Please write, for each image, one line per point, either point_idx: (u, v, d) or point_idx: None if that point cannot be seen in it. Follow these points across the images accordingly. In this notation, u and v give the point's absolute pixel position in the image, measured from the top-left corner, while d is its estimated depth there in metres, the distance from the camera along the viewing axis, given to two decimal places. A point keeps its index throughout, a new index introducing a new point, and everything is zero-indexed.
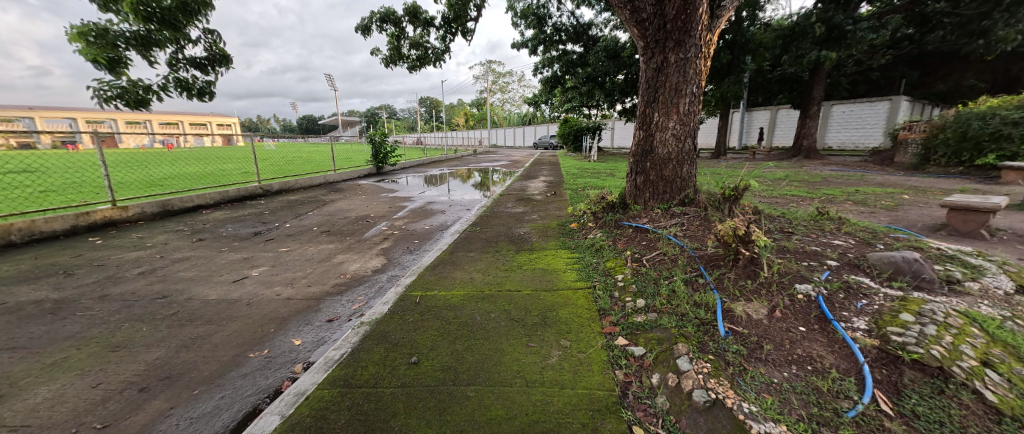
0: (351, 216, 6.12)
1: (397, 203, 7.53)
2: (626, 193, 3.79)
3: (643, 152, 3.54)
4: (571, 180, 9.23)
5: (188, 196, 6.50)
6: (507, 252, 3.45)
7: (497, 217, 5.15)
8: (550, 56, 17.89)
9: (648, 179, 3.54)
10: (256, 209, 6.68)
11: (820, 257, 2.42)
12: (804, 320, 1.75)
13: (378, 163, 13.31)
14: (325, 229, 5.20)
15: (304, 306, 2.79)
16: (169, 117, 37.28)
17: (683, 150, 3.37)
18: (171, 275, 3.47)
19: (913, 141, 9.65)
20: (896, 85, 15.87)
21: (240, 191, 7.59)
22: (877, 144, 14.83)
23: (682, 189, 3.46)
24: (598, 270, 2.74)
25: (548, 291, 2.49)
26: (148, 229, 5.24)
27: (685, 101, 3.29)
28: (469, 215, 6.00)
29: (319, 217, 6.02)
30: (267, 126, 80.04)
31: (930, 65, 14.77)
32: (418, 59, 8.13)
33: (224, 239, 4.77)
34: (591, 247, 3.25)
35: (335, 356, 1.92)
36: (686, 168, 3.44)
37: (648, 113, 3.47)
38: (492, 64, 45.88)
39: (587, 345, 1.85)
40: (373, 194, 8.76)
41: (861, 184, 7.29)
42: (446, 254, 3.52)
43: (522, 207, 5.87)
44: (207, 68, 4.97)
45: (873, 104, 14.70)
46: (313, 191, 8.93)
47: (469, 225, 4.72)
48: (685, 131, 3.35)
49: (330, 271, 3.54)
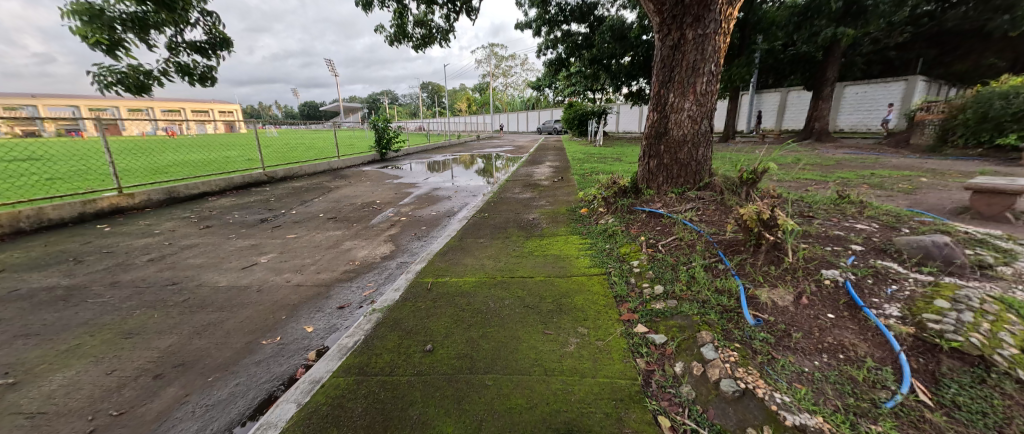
0: (357, 202, 6.08)
1: (403, 189, 7.47)
2: (638, 178, 3.70)
3: (657, 134, 3.42)
4: (578, 165, 9.11)
5: (194, 183, 6.47)
6: (518, 238, 3.39)
7: (504, 203, 5.08)
8: (554, 38, 17.40)
9: (662, 163, 3.44)
10: (262, 196, 6.65)
11: (845, 242, 2.35)
12: (834, 306, 1.69)
13: (382, 149, 13.22)
14: (332, 216, 5.16)
15: (315, 292, 2.77)
16: (173, 105, 37.28)
17: (699, 131, 3.26)
18: (180, 262, 3.45)
19: (930, 122, 9.39)
20: (913, 64, 15.40)
21: (245, 178, 7.56)
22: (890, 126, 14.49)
23: (697, 172, 3.37)
24: (613, 256, 2.66)
25: (562, 277, 2.44)
26: (155, 216, 5.23)
27: (702, 80, 3.16)
28: (475, 201, 5.94)
29: (325, 204, 5.98)
30: (269, 112, 79.67)
31: (949, 43, 14.26)
32: (422, 37, 7.97)
33: (231, 226, 4.75)
34: (604, 232, 3.18)
35: (349, 344, 1.89)
36: (701, 151, 3.33)
37: (663, 94, 3.34)
38: (494, 47, 45.09)
39: (606, 332, 1.80)
40: (378, 181, 8.71)
41: (875, 167, 7.13)
42: (455, 241, 3.47)
43: (529, 192, 5.80)
44: (208, 52, 4.86)
45: (887, 85, 14.37)
46: (318, 178, 8.88)
47: (477, 211, 4.66)
48: (702, 112, 3.24)
49: (338, 258, 3.50)
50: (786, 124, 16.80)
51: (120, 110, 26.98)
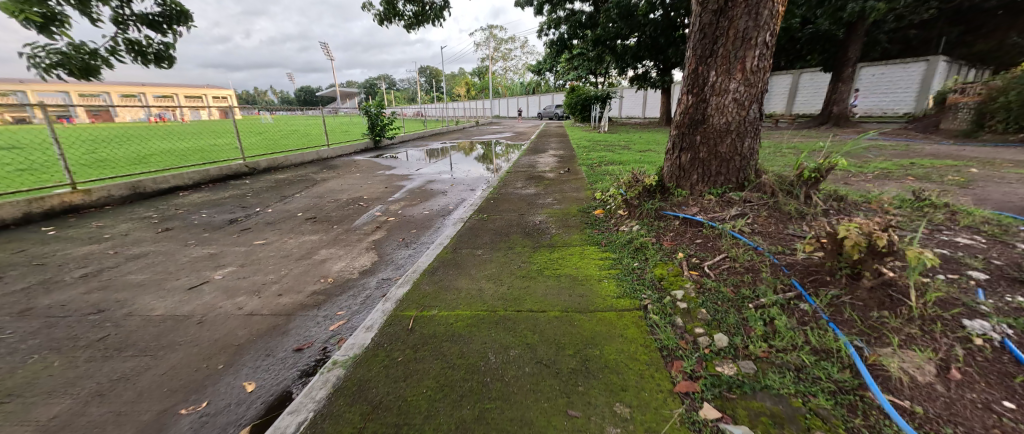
0: (342, 198, 5.46)
1: (394, 182, 6.85)
2: (664, 175, 3.12)
3: (691, 122, 2.82)
4: (584, 154, 8.49)
5: (163, 176, 5.86)
6: (523, 250, 2.81)
7: (505, 200, 4.47)
8: (557, 16, 17.54)
9: (697, 158, 2.83)
10: (239, 191, 6.04)
11: (961, 268, 1.77)
12: (1010, 388, 1.11)
13: (376, 136, 12.52)
14: (311, 216, 4.56)
15: (269, 326, 2.19)
16: (166, 90, 36.42)
17: (746, 119, 2.65)
18: (118, 279, 2.87)
19: (965, 105, 8.86)
20: (935, 44, 14.58)
21: (222, 170, 6.94)
22: (908, 110, 13.72)
23: (741, 169, 2.77)
24: (646, 281, 2.07)
25: (582, 313, 1.86)
26: (112, 216, 4.63)
27: (753, 54, 2.54)
28: (473, 197, 5.33)
29: (307, 200, 5.37)
30: (265, 98, 77.97)
31: (975, 20, 13.43)
32: (414, 16, 7.26)
33: (194, 228, 4.15)
34: (629, 244, 2.60)
35: (287, 428, 1.32)
36: (747, 143, 2.73)
37: (701, 72, 2.72)
38: (493, 29, 43.72)
39: (659, 416, 1.23)
40: (369, 172, 8.08)
41: (911, 156, 6.53)
42: (448, 253, 2.88)
43: (533, 187, 5.18)
44: (163, 26, 4.20)
45: (907, 66, 13.58)
46: (304, 168, 8.25)
47: (475, 211, 4.05)
48: (752, 94, 2.62)
49: (308, 273, 2.92)
50: (798, 109, 15.98)
51: (109, 97, 26.19)
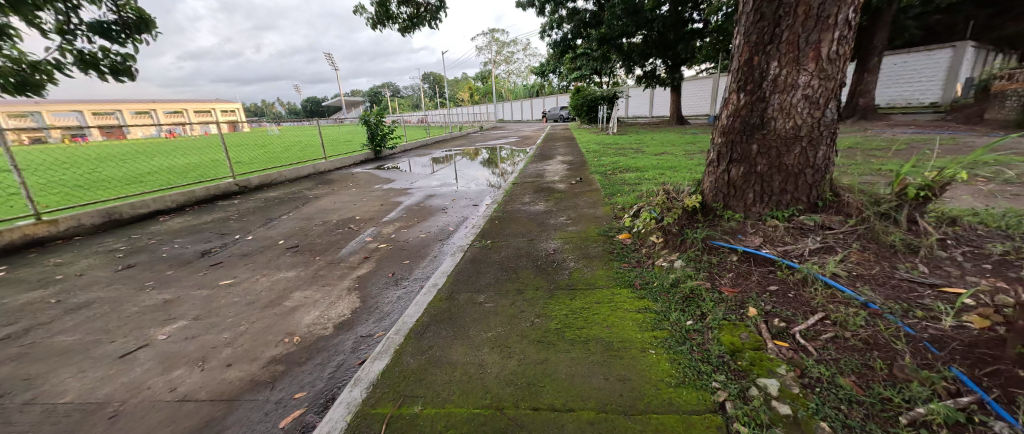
0: (332, 220, 4.93)
1: (391, 197, 6.32)
2: (707, 193, 2.54)
3: (745, 126, 2.26)
4: (595, 160, 7.91)
5: (142, 201, 5.41)
6: (536, 295, 2.24)
7: (513, 221, 3.90)
8: (560, 16, 17.11)
9: (753, 172, 2.26)
10: (224, 213, 5.56)
11: None
12: None
13: (376, 146, 12.06)
14: (294, 244, 4.03)
15: (202, 422, 1.62)
16: (174, 106, 36.77)
17: (820, 122, 2.08)
18: (44, 340, 2.34)
19: (1014, 92, 8.10)
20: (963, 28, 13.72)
21: (209, 190, 6.49)
22: (934, 99, 12.86)
23: (813, 185, 2.19)
24: (712, 356, 1.47)
25: (628, 417, 1.27)
26: (77, 250, 4.14)
27: (830, 37, 1.98)
28: (476, 214, 4.80)
29: (294, 223, 4.86)
30: (272, 110, 78.96)
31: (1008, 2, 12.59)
32: (409, 18, 6.78)
33: (160, 263, 3.62)
34: (674, 289, 2.01)
35: None
36: (821, 152, 2.14)
37: (759, 64, 2.15)
38: (494, 34, 43.43)
39: None
40: (365, 186, 7.57)
41: (965, 153, 5.85)
42: (443, 299, 2.32)
43: (543, 202, 4.60)
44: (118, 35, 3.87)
45: (932, 53, 12.73)
46: (298, 184, 7.79)
47: (478, 237, 3.50)
48: (828, 89, 2.05)
49: (274, 327, 2.37)
50: None
51: (120, 116, 26.62)
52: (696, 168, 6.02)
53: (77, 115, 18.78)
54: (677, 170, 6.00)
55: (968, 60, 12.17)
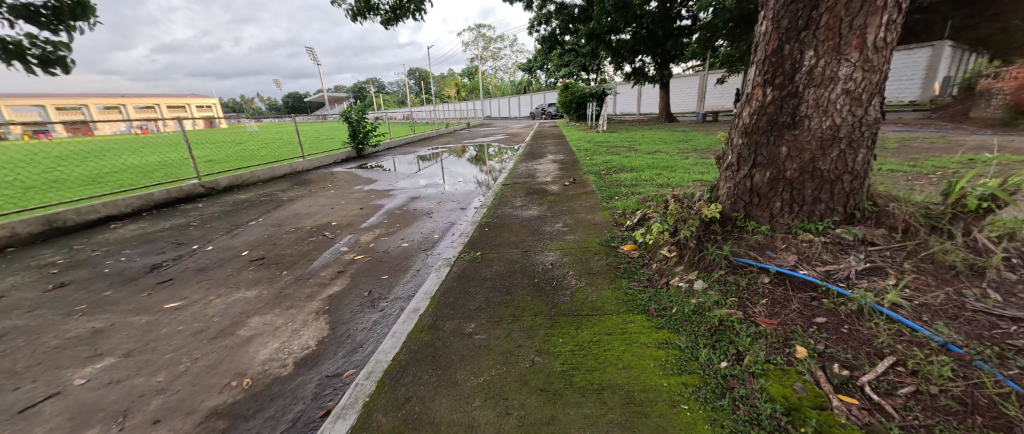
0: (305, 227, 4.50)
1: (372, 200, 5.90)
2: (725, 201, 2.26)
3: (772, 126, 1.98)
4: (587, 159, 7.64)
5: (90, 206, 4.86)
6: (535, 324, 1.91)
7: (504, 228, 3.56)
8: (548, 11, 16.81)
9: (781, 177, 1.98)
10: (185, 219, 5.05)
11: None
12: None
13: (358, 144, 11.53)
14: (260, 255, 3.60)
15: None
16: (145, 101, 35.09)
17: (861, 120, 1.80)
18: None
19: (999, 91, 8.15)
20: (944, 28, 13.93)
21: (171, 193, 5.94)
22: (914, 99, 13.03)
23: (851, 194, 1.91)
24: (764, 417, 1.16)
25: None
26: (5, 265, 3.62)
27: (878, 21, 1.69)
28: (464, 219, 4.45)
29: (262, 230, 4.41)
30: (252, 105, 76.57)
31: None
32: (392, 10, 6.35)
33: (100, 280, 3.15)
34: (698, 316, 1.71)
35: None
36: (861, 155, 1.86)
37: (792, 53, 1.86)
38: (481, 29, 42.84)
39: None
40: (345, 187, 7.11)
41: (960, 153, 5.78)
42: (425, 329, 1.96)
43: (536, 206, 4.28)
44: (47, 22, 3.30)
45: (911, 53, 12.90)
46: (272, 185, 7.27)
47: (466, 248, 3.15)
48: (873, 82, 1.76)
49: (221, 366, 1.97)
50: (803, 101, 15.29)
51: (87, 111, 25.28)
52: (693, 168, 5.79)
53: (40, 109, 17.68)
54: (673, 170, 5.76)
55: (946, 60, 12.36)
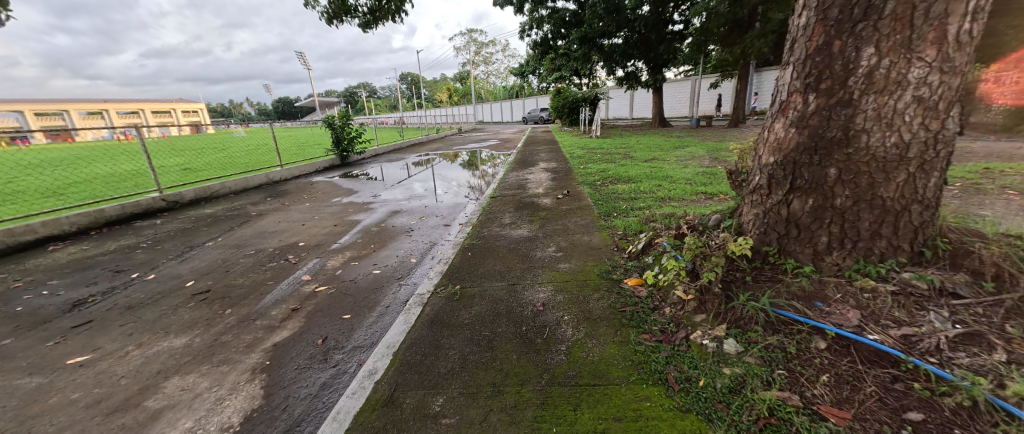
0: (268, 248, 4.01)
1: (349, 215, 5.42)
2: (754, 233, 1.86)
3: (817, 141, 1.59)
4: (581, 167, 7.25)
5: (25, 226, 4.32)
6: (523, 401, 1.46)
7: (489, 253, 3.13)
8: (539, 16, 16.55)
9: (828, 207, 1.59)
10: (135, 240, 4.52)
11: None
12: None
13: (342, 151, 11.01)
14: (206, 287, 3.10)
15: None
16: (130, 106, 34.29)
17: (936, 136, 1.41)
18: None
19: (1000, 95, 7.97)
20: None
21: (126, 208, 5.40)
22: None
23: (920, 228, 1.51)
24: None
25: None
26: None
27: (962, 9, 1.30)
28: (447, 239, 4.02)
29: (218, 253, 3.91)
30: (241, 110, 75.53)
31: None
32: (371, 12, 5.91)
33: (4, 323, 2.64)
34: (738, 398, 1.27)
35: None
36: (933, 181, 1.47)
37: (844, 51, 1.48)
38: (472, 33, 42.54)
39: None
40: (323, 199, 6.61)
41: (971, 161, 5.51)
42: (376, 410, 1.50)
43: (526, 224, 3.86)
44: None
45: None
46: (242, 197, 6.74)
47: (444, 280, 2.70)
48: (952, 87, 1.37)
49: None
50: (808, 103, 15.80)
51: (66, 118, 24.45)
52: (693, 178, 5.45)
53: (14, 116, 17.00)
54: (673, 180, 5.40)
55: None
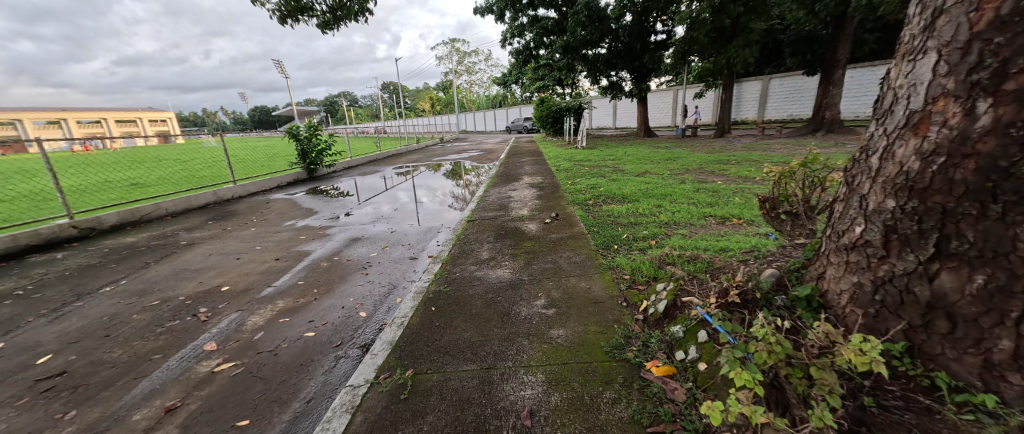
0: (180, 295, 3.14)
1: (299, 244, 4.57)
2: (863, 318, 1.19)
3: (1003, 180, 0.91)
4: (568, 182, 6.64)
5: None
6: None
7: (461, 309, 2.39)
8: (521, 24, 16.12)
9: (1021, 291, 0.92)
10: (14, 283, 3.57)
11: None
12: None
13: (309, 164, 10.08)
14: (62, 366, 2.23)
15: None
16: (92, 115, 32.28)
17: None
18: None
19: None
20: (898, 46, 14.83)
21: (21, 240, 4.42)
22: None
23: None
24: None
25: None
26: None
27: None
28: (411, 280, 3.25)
29: (110, 305, 3.02)
30: (214, 119, 72.71)
31: None
32: (331, 10, 5.15)
33: None
34: None
35: None
36: None
37: None
38: (454, 43, 42.15)
39: None
40: (274, 222, 5.72)
41: None
42: None
43: (509, 261, 3.14)
44: None
45: (876, 68, 13.50)
46: (178, 220, 5.78)
47: (394, 359, 1.93)
48: None
49: None
50: (797, 113, 16.22)
51: (21, 129, 22.72)
52: (695, 196, 4.89)
53: None
54: (674, 199, 4.81)
55: None
